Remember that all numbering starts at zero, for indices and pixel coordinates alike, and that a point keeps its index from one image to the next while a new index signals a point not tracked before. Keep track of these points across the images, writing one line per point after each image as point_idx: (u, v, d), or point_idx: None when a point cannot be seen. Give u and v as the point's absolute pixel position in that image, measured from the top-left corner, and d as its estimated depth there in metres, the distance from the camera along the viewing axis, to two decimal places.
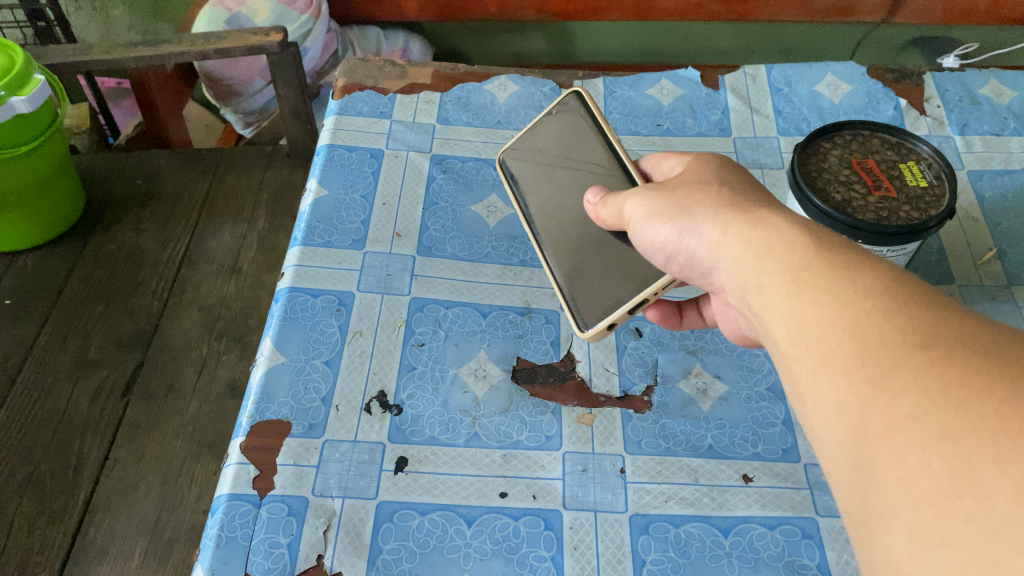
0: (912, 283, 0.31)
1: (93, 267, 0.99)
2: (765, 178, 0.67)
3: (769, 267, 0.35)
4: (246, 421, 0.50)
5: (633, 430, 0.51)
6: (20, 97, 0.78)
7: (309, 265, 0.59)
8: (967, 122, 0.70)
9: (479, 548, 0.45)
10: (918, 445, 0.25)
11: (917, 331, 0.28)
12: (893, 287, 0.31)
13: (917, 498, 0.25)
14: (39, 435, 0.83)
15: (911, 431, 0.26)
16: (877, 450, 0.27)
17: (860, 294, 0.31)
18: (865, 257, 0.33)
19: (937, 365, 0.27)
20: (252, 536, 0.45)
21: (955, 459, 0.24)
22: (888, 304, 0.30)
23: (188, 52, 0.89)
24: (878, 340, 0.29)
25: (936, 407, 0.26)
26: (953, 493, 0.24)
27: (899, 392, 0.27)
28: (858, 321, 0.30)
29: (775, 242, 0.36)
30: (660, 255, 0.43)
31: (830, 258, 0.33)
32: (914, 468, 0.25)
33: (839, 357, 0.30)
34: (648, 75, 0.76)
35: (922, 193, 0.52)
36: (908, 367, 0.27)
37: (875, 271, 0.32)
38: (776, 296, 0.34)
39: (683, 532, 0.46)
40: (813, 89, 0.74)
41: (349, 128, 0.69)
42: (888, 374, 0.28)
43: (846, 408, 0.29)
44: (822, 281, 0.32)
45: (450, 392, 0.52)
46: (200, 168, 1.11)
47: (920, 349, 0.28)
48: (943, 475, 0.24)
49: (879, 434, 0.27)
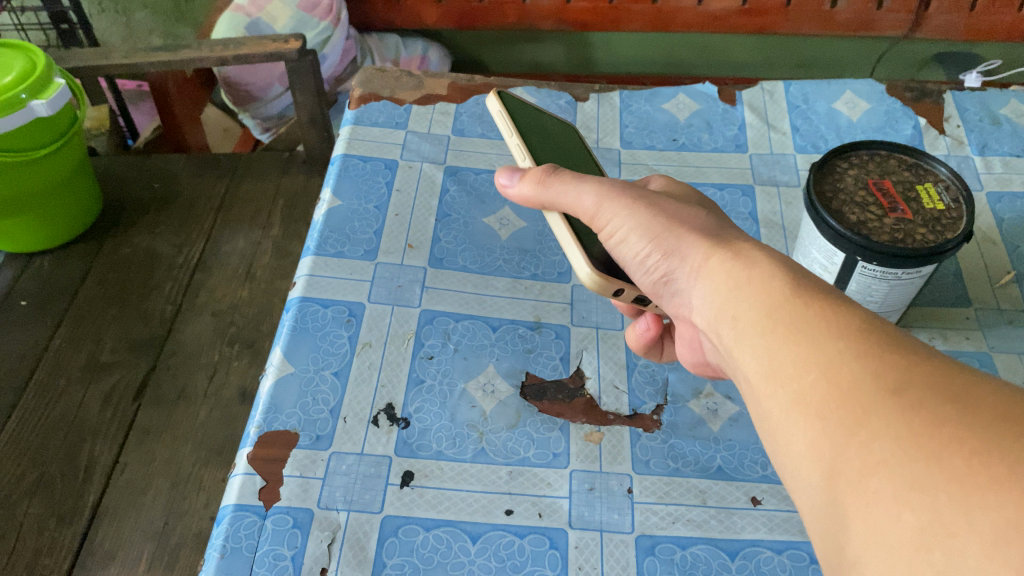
0: (882, 324, 0.31)
1: (108, 270, 0.99)
2: (780, 197, 0.67)
3: (746, 301, 0.36)
4: (253, 431, 0.50)
5: (641, 450, 0.50)
6: (39, 100, 0.79)
7: (321, 276, 0.59)
8: (987, 143, 0.70)
9: (483, 566, 0.44)
10: (890, 494, 0.26)
11: (887, 373, 0.29)
12: (865, 329, 0.31)
13: (890, 551, 0.25)
14: (50, 437, 0.84)
15: (883, 478, 0.26)
16: (850, 496, 0.27)
17: (833, 335, 0.31)
18: (839, 298, 0.34)
19: (908, 411, 0.27)
20: (257, 547, 0.44)
21: (927, 512, 0.24)
22: (859, 346, 0.30)
23: (207, 57, 0.89)
24: (850, 383, 0.29)
25: (906, 456, 0.26)
26: (924, 546, 0.24)
27: (871, 438, 0.27)
28: (830, 363, 0.31)
29: (755, 278, 0.37)
30: (639, 268, 0.44)
31: (805, 297, 0.34)
32: (886, 519, 0.26)
33: (813, 399, 0.30)
34: (665, 90, 0.76)
35: (938, 216, 0.51)
36: (879, 413, 0.28)
37: (848, 313, 0.32)
38: (752, 332, 0.35)
39: (689, 554, 0.45)
40: (831, 107, 0.73)
41: (365, 138, 0.70)
42: (859, 419, 0.28)
43: (819, 450, 0.29)
44: (797, 321, 0.33)
45: (458, 406, 0.52)
46: (217, 173, 1.12)
47: (891, 395, 0.28)
48: (915, 527, 0.25)
49: (851, 479, 0.27)
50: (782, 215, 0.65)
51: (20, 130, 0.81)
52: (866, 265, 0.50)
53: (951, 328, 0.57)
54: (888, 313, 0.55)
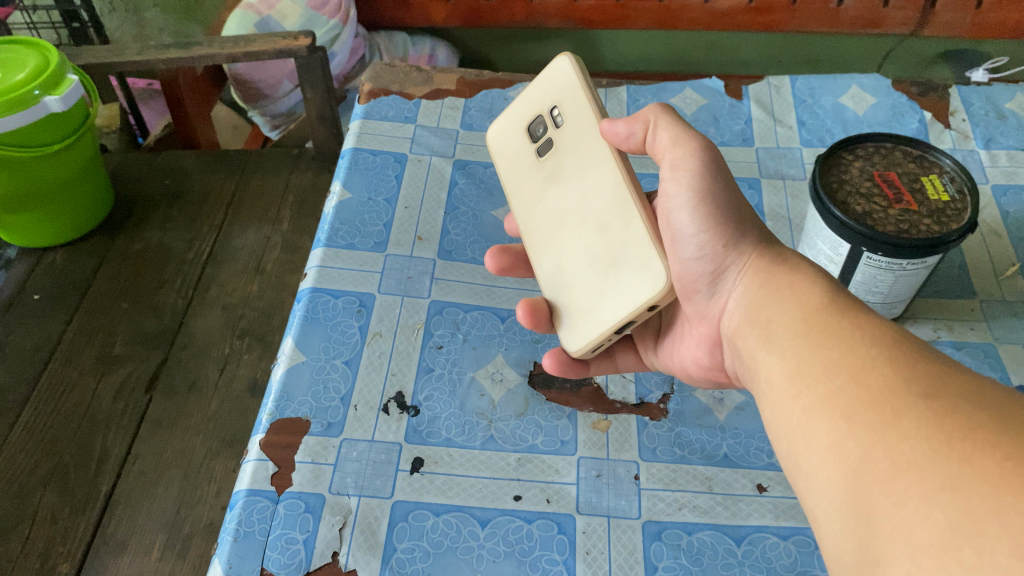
0: (917, 340, 0.33)
1: (120, 265, 1.00)
2: (786, 190, 0.67)
3: (785, 309, 0.38)
4: (266, 418, 0.50)
5: (648, 438, 0.51)
6: (53, 96, 0.80)
7: (332, 267, 0.60)
8: (993, 137, 0.70)
9: (492, 550, 0.45)
10: (918, 492, 0.26)
11: (920, 382, 0.30)
12: (899, 341, 0.32)
13: (915, 547, 0.26)
14: (63, 429, 0.85)
15: (911, 478, 0.27)
16: (875, 494, 0.28)
17: (867, 343, 0.33)
18: (875, 314, 0.35)
19: (940, 417, 0.28)
20: (269, 531, 0.45)
21: (956, 510, 0.25)
22: (894, 354, 0.31)
23: (218, 54, 0.90)
24: (881, 388, 0.30)
25: (937, 457, 0.26)
26: (952, 543, 0.24)
27: (900, 439, 0.28)
28: (861, 368, 0.32)
29: (795, 290, 0.38)
30: (690, 250, 0.44)
31: (846, 308, 0.35)
32: (914, 517, 0.26)
33: (840, 400, 0.31)
34: (672, 85, 0.77)
35: (943, 208, 0.51)
36: (909, 415, 0.28)
37: (880, 327, 0.34)
38: (785, 337, 0.36)
39: (696, 540, 0.46)
40: (837, 101, 0.74)
41: (374, 132, 0.70)
42: (889, 421, 0.29)
43: (842, 449, 0.30)
44: (835, 326, 0.34)
45: (466, 395, 0.53)
46: (227, 169, 1.13)
47: (923, 400, 0.29)
48: (943, 524, 0.25)
49: (877, 479, 0.28)
50: (788, 208, 0.66)
51: (32, 127, 0.82)
52: (872, 255, 0.50)
53: (956, 319, 0.58)
54: (892, 304, 0.56)
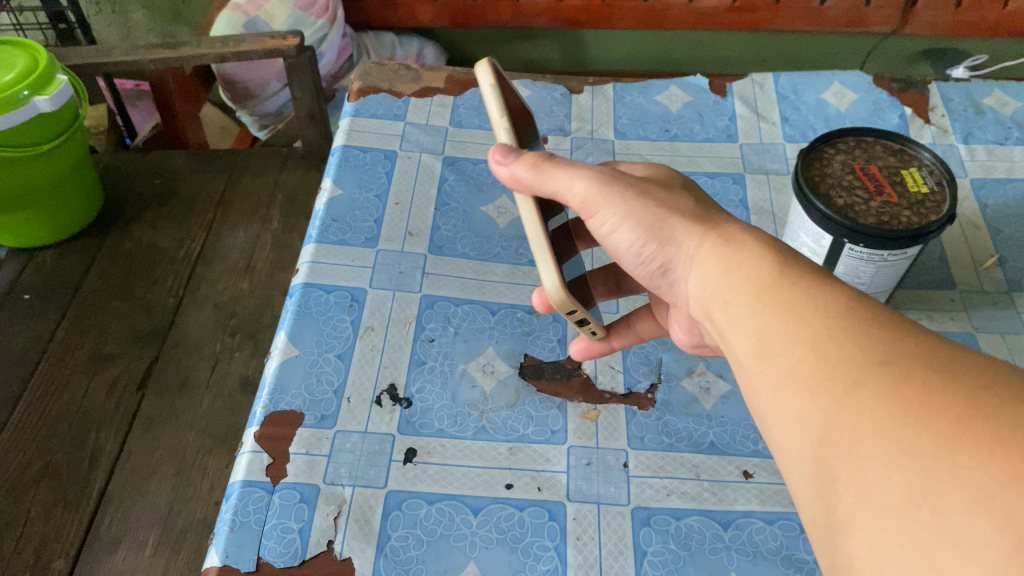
0: (867, 301, 0.33)
1: (110, 264, 1.00)
2: (769, 185, 0.68)
3: (736, 286, 0.38)
4: (260, 411, 0.51)
5: (636, 426, 0.52)
6: (43, 96, 0.80)
7: (323, 263, 0.60)
8: (971, 131, 0.72)
9: (485, 537, 0.46)
10: (878, 458, 0.27)
11: (876, 348, 0.30)
12: (850, 306, 0.33)
13: (878, 512, 0.27)
14: (56, 427, 0.85)
15: (872, 444, 0.28)
16: (838, 462, 0.29)
17: (821, 313, 0.33)
18: (824, 278, 0.35)
19: (896, 382, 0.28)
20: (266, 521, 0.46)
21: (916, 474, 0.26)
22: (847, 324, 0.32)
23: (207, 55, 0.90)
24: (838, 357, 0.31)
25: (895, 423, 0.27)
26: (914, 506, 0.25)
27: (860, 408, 0.29)
28: (818, 339, 0.32)
29: (745, 260, 0.38)
30: (633, 258, 0.45)
31: (801, 275, 0.36)
32: (876, 481, 0.27)
33: (800, 371, 0.32)
34: (657, 82, 0.78)
35: (923, 200, 0.53)
36: (868, 383, 0.29)
37: (833, 292, 0.34)
38: (741, 309, 0.37)
39: (684, 525, 0.47)
40: (820, 97, 0.75)
41: (364, 129, 0.71)
42: (848, 389, 0.30)
43: (808, 420, 0.31)
44: (787, 296, 0.35)
45: (459, 386, 0.54)
46: (217, 168, 1.13)
47: (879, 366, 0.29)
48: (905, 488, 0.26)
49: (840, 446, 0.29)
50: (772, 202, 0.67)
51: (20, 127, 0.82)
52: (853, 247, 0.52)
53: (936, 309, 0.59)
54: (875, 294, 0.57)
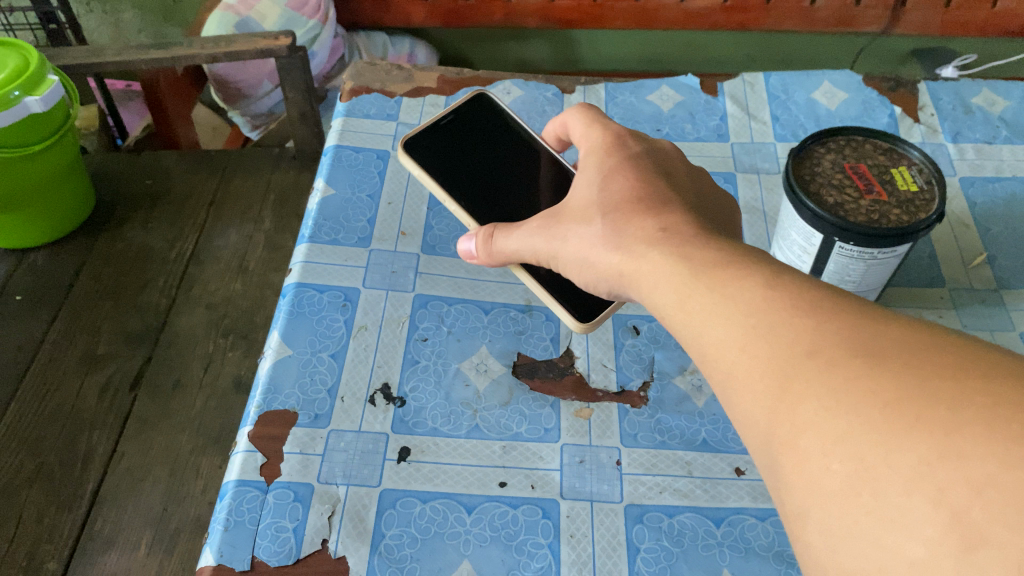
0: (784, 286, 0.33)
1: (102, 265, 1.00)
2: (761, 184, 0.69)
3: (666, 290, 0.37)
4: (253, 410, 0.51)
5: (629, 424, 0.52)
6: (34, 97, 0.80)
7: (316, 262, 0.60)
8: (960, 130, 0.72)
9: (479, 535, 0.46)
10: (817, 449, 0.27)
11: (803, 340, 0.30)
12: (770, 298, 0.32)
13: (820, 501, 0.26)
14: (47, 428, 0.85)
15: (810, 436, 0.27)
16: (784, 456, 0.29)
17: (744, 312, 0.33)
18: (744, 268, 0.35)
19: (824, 373, 0.28)
20: (260, 520, 0.46)
21: (852, 460, 0.26)
22: (770, 318, 0.32)
23: (198, 55, 0.90)
24: (771, 354, 0.31)
25: (829, 413, 0.27)
26: (853, 491, 0.25)
27: (795, 403, 0.29)
28: (748, 338, 0.32)
29: (664, 275, 0.38)
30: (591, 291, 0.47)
31: (724, 269, 0.35)
32: (817, 471, 0.27)
33: (738, 371, 0.32)
34: (649, 82, 0.78)
35: (912, 198, 0.53)
36: (800, 378, 0.29)
37: (747, 285, 0.34)
38: (673, 315, 0.36)
39: (676, 522, 0.47)
40: (810, 97, 0.76)
41: (356, 129, 0.71)
42: (783, 385, 0.29)
43: (753, 419, 0.31)
44: (711, 296, 0.34)
45: (452, 384, 0.54)
46: (208, 169, 1.13)
47: (807, 357, 0.29)
48: (843, 475, 0.26)
49: (784, 440, 0.29)
50: (763, 201, 0.67)
51: (11, 128, 0.81)
52: (844, 245, 0.52)
53: (926, 306, 0.60)
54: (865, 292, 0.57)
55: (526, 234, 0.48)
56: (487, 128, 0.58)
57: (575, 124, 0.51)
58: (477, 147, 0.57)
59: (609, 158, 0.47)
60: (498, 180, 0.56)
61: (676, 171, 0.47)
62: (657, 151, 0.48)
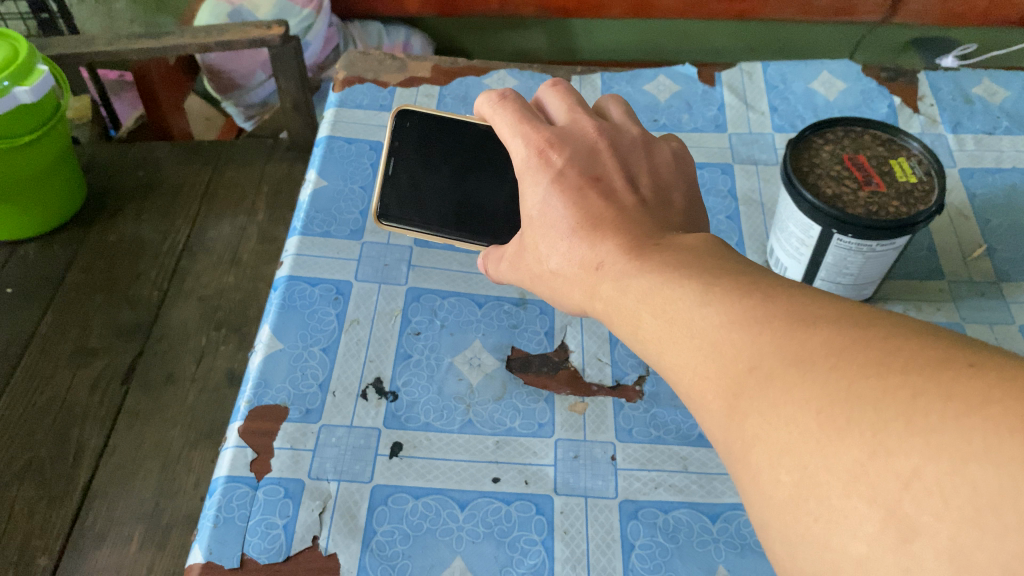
0: (723, 298, 0.32)
1: (94, 257, 0.99)
2: (759, 175, 0.68)
3: (630, 308, 0.37)
4: (244, 405, 0.50)
5: (624, 419, 0.51)
6: (23, 87, 0.79)
7: (307, 255, 0.60)
8: (960, 121, 0.71)
9: (471, 531, 0.46)
10: (767, 460, 0.26)
11: (747, 351, 0.29)
12: (710, 314, 0.31)
13: (776, 513, 0.26)
14: (39, 422, 0.84)
15: (760, 450, 0.27)
16: (741, 467, 0.28)
17: (691, 331, 0.32)
18: (686, 283, 0.34)
19: (765, 386, 0.27)
20: (249, 517, 0.45)
21: (798, 469, 0.25)
22: (714, 334, 0.31)
23: (189, 45, 0.89)
24: (720, 370, 0.30)
25: (773, 425, 0.26)
26: (800, 499, 0.25)
27: (744, 417, 0.28)
28: (697, 357, 0.31)
29: (619, 301, 0.37)
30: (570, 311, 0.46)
31: (673, 287, 0.34)
32: (769, 481, 0.26)
33: (695, 390, 0.31)
34: (646, 72, 0.77)
35: (911, 189, 0.52)
36: (746, 392, 0.28)
37: (691, 304, 0.33)
38: (637, 338, 0.36)
39: (672, 518, 0.46)
40: (808, 87, 0.75)
41: (349, 120, 0.70)
42: (733, 402, 0.28)
43: (715, 435, 0.30)
44: (664, 321, 0.34)
45: (445, 379, 0.53)
46: (201, 159, 1.12)
47: (750, 371, 0.28)
48: (791, 484, 0.25)
49: (739, 450, 0.28)
50: (761, 192, 0.67)
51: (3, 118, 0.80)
52: (842, 237, 0.51)
53: (924, 299, 0.59)
54: (863, 285, 0.56)
55: (508, 267, 0.49)
56: (428, 149, 0.57)
57: (503, 127, 0.49)
58: (434, 173, 0.56)
59: (540, 180, 0.45)
60: (476, 192, 0.56)
61: (607, 173, 0.45)
62: (580, 154, 0.46)
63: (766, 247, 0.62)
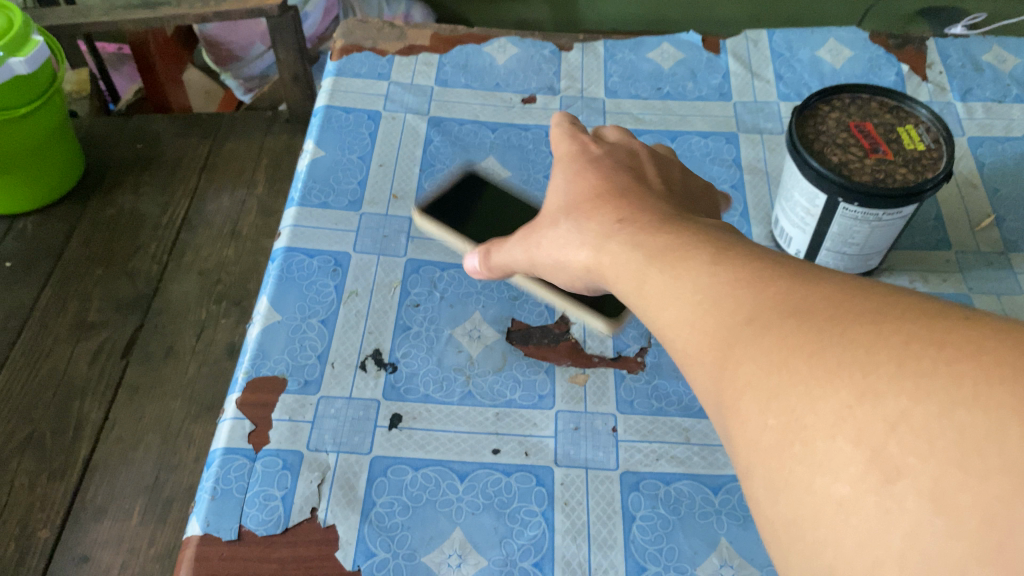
0: (731, 263, 0.31)
1: (92, 230, 0.99)
2: (763, 144, 0.67)
3: (631, 278, 0.36)
4: (242, 376, 0.50)
5: (625, 391, 0.51)
6: (18, 58, 0.77)
7: (305, 226, 0.59)
8: (970, 89, 0.70)
9: (471, 502, 0.45)
10: (754, 408, 0.26)
11: (744, 308, 0.28)
12: (716, 277, 0.31)
13: (761, 458, 0.25)
14: (39, 396, 0.84)
15: (748, 398, 0.26)
16: (730, 418, 0.27)
17: (691, 291, 0.31)
18: (694, 250, 0.33)
19: (759, 339, 0.27)
20: (248, 488, 0.45)
21: (783, 414, 0.24)
22: (715, 293, 0.30)
23: (186, 15, 0.88)
24: (717, 327, 0.29)
25: (763, 371, 0.26)
26: (786, 443, 0.24)
27: (735, 368, 0.27)
28: (695, 316, 0.30)
29: (622, 263, 0.37)
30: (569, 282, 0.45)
31: (682, 250, 0.34)
32: (756, 428, 0.25)
33: (691, 349, 0.30)
34: (649, 39, 0.76)
35: (919, 157, 0.51)
36: (739, 344, 0.27)
37: (695, 269, 0.32)
38: (636, 305, 0.35)
39: (674, 489, 0.46)
40: (815, 55, 0.73)
41: (347, 89, 0.69)
42: (726, 355, 0.28)
43: (705, 390, 0.29)
44: (664, 281, 0.33)
45: (444, 351, 0.52)
46: (200, 132, 1.11)
47: (746, 325, 0.28)
48: (777, 429, 0.24)
49: (728, 399, 0.27)
50: (766, 161, 0.66)
51: None
52: (848, 206, 0.50)
53: (931, 270, 0.58)
54: (869, 255, 0.55)
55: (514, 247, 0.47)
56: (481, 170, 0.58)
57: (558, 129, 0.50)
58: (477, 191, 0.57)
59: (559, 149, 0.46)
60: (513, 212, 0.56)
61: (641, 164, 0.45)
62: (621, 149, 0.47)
63: (770, 218, 0.60)
